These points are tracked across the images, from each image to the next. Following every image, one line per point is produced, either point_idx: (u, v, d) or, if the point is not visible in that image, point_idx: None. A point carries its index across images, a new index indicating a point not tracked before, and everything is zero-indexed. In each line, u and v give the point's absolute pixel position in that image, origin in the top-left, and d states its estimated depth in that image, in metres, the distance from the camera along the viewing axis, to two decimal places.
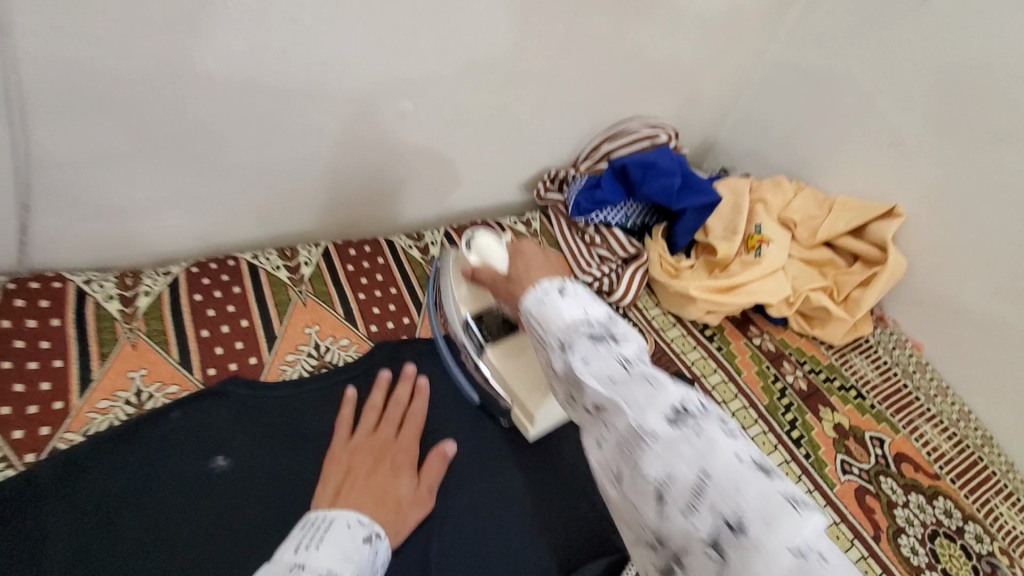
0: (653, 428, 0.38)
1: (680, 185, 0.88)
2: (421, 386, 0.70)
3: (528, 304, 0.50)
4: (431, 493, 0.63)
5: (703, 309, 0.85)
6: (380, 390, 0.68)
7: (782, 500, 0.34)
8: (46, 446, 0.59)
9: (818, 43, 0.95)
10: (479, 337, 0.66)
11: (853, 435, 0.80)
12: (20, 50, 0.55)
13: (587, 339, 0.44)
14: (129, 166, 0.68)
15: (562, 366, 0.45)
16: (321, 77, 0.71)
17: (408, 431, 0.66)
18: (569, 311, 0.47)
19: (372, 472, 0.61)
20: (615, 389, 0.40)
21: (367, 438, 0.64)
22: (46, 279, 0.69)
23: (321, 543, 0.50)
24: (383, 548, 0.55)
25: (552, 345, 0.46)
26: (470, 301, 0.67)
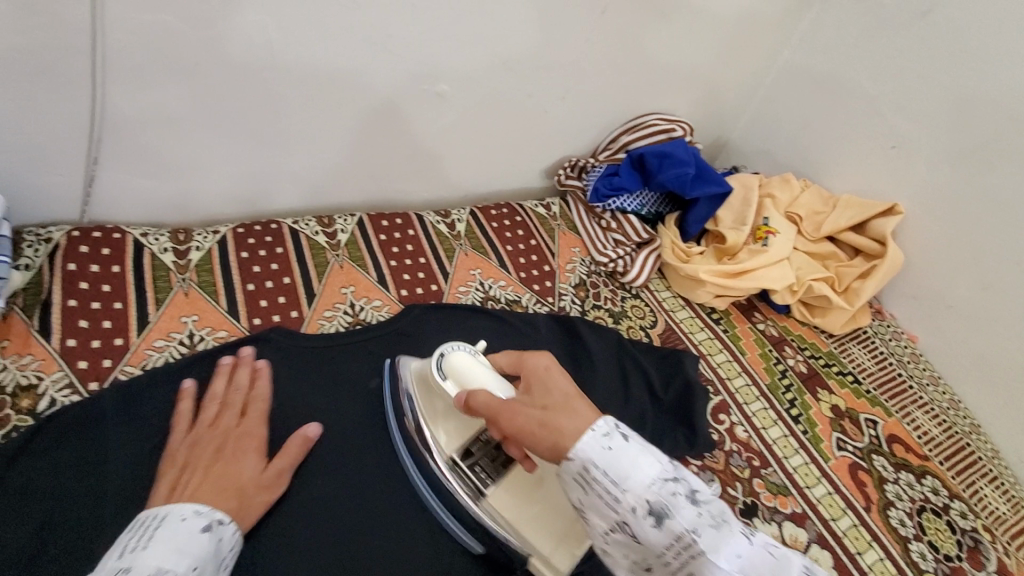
0: None
1: (694, 176, 0.94)
2: (262, 370, 0.67)
3: (595, 459, 0.45)
4: (281, 477, 0.59)
5: (712, 292, 0.90)
6: (220, 378, 0.65)
7: None
8: (109, 376, 0.64)
9: (829, 50, 1.01)
10: (475, 483, 0.62)
11: (848, 416, 0.85)
12: (107, 13, 0.61)
13: (682, 502, 0.43)
14: (188, 129, 0.74)
15: (662, 536, 0.43)
16: (368, 57, 0.77)
17: (254, 416, 0.63)
18: (648, 468, 0.45)
19: (211, 466, 0.58)
20: (738, 567, 0.42)
21: (207, 431, 0.61)
22: (107, 230, 0.75)
23: (150, 543, 0.48)
24: (231, 534, 0.54)
25: (638, 510, 0.44)
26: (456, 432, 0.64)
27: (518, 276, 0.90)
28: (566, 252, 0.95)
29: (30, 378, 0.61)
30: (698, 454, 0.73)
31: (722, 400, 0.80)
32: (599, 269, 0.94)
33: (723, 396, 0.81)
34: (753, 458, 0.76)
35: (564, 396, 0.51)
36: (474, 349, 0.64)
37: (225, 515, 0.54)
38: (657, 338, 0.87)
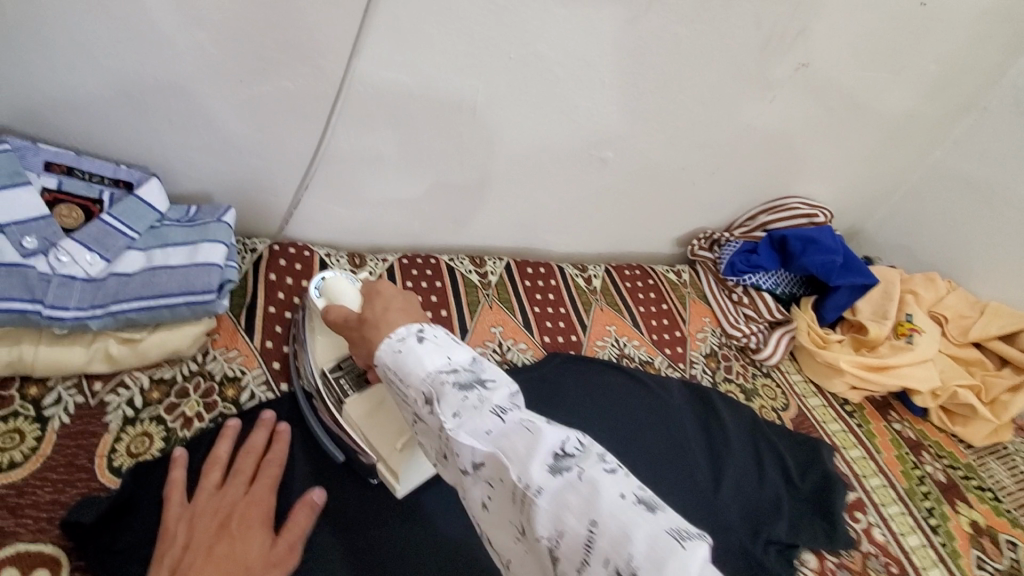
0: (538, 482, 0.40)
1: (840, 264, 0.94)
2: (280, 433, 0.63)
3: (386, 356, 0.50)
4: (292, 552, 0.55)
5: (849, 382, 0.89)
6: (224, 441, 0.61)
7: (657, 534, 0.37)
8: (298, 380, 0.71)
9: (986, 156, 1.00)
10: (337, 393, 0.66)
11: (988, 534, 0.80)
12: (357, 68, 0.71)
13: (454, 390, 0.45)
14: (386, 167, 0.83)
15: (435, 421, 0.46)
16: (552, 123, 0.85)
17: (262, 483, 0.59)
18: (431, 360, 0.48)
19: (215, 543, 0.51)
20: (495, 442, 0.42)
21: (210, 499, 0.56)
22: (298, 246, 0.84)
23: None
24: None
25: (419, 399, 0.47)
26: (328, 353, 0.69)
27: (651, 338, 0.92)
28: (697, 320, 0.97)
29: (235, 370, 0.69)
30: (836, 550, 0.71)
31: (859, 497, 0.78)
32: (730, 342, 0.95)
33: (858, 493, 0.79)
34: (891, 564, 0.72)
35: (383, 310, 0.56)
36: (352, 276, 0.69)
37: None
38: (790, 423, 0.86)
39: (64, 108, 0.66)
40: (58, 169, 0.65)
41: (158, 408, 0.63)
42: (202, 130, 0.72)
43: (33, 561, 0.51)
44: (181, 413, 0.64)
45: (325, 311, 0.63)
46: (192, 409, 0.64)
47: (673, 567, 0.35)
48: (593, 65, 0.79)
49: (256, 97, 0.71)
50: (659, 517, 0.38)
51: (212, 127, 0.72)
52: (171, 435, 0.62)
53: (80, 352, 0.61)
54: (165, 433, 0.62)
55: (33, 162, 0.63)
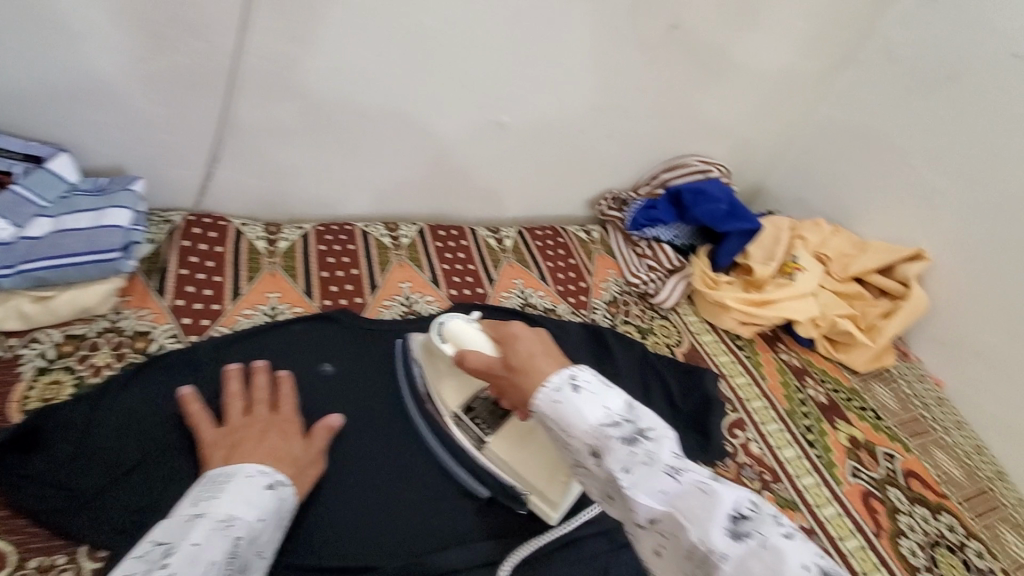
0: (716, 544, 0.41)
1: (726, 212, 1.01)
2: (283, 377, 0.69)
3: (543, 404, 0.54)
4: (319, 457, 0.65)
5: (737, 319, 0.96)
6: (235, 379, 0.68)
7: None
8: (207, 332, 0.77)
9: (861, 106, 1.08)
10: (477, 432, 0.70)
11: (865, 447, 0.86)
12: (248, 41, 0.77)
13: (621, 445, 0.49)
14: (291, 139, 0.89)
15: (604, 471, 0.50)
16: (445, 90, 0.91)
17: (288, 406, 0.67)
18: (591, 412, 0.51)
19: (248, 442, 0.61)
20: (670, 501, 0.45)
21: (245, 418, 0.64)
22: (214, 218, 0.90)
23: (222, 493, 0.53)
24: (289, 496, 0.58)
25: (584, 450, 0.51)
26: (458, 393, 0.72)
27: (556, 289, 0.99)
28: (601, 272, 1.04)
29: (145, 325, 0.75)
30: (709, 460, 0.78)
31: (740, 417, 0.85)
32: (630, 290, 1.02)
33: (740, 414, 0.86)
34: (764, 473, 0.79)
35: (525, 354, 0.59)
36: (468, 316, 0.72)
37: (283, 477, 0.58)
38: (681, 356, 0.93)
39: None
40: None
41: (70, 359, 0.69)
42: (110, 107, 0.78)
43: None
44: (92, 363, 0.70)
45: (460, 358, 0.65)
46: (103, 359, 0.70)
47: None
48: (473, 31, 0.86)
49: (157, 73, 0.77)
50: None
51: (119, 103, 0.78)
52: (81, 381, 0.68)
53: None
54: (76, 380, 0.68)
55: None
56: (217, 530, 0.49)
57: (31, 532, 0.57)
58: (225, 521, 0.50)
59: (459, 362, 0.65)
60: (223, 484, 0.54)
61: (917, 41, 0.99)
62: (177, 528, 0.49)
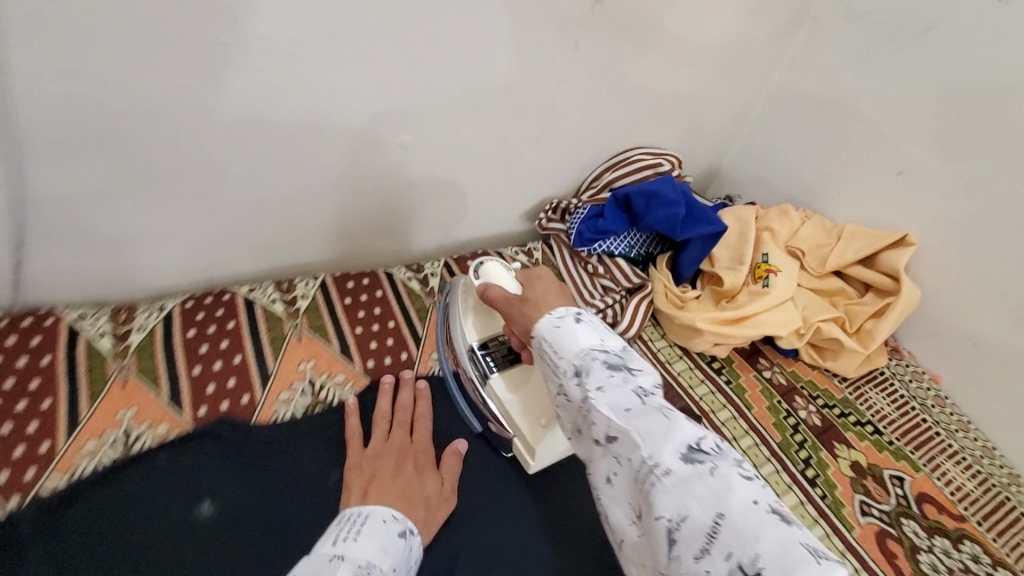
0: (668, 465, 0.41)
1: (684, 216, 0.86)
2: (420, 394, 0.74)
3: (543, 327, 0.55)
4: (453, 490, 0.67)
5: (711, 341, 0.83)
6: (385, 397, 0.72)
7: (798, 548, 0.36)
8: (32, 489, 0.57)
9: (820, 71, 0.93)
10: (484, 367, 0.71)
11: (871, 473, 0.76)
12: (14, 92, 0.55)
13: (602, 368, 0.49)
14: (126, 203, 0.68)
15: (579, 393, 0.50)
16: (318, 113, 0.71)
17: (421, 433, 0.70)
18: (583, 339, 0.52)
19: (394, 475, 0.64)
20: (631, 420, 0.45)
21: (382, 446, 0.67)
22: (41, 315, 0.68)
23: (360, 536, 0.53)
24: (416, 544, 0.59)
25: (567, 368, 0.51)
26: (479, 330, 0.74)
27: None
28: None
29: None
30: None
31: None
32: None
33: None
34: None
35: (543, 292, 0.61)
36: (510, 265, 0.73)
37: (414, 524, 0.60)
38: None
39: None
40: None
41: None
42: None
43: None
44: None
45: (484, 289, 0.68)
46: None
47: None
48: (340, 40, 0.65)
49: None
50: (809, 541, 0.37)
51: None
52: None
53: None
54: None
55: None
56: (359, 571, 0.48)
57: None
58: (364, 566, 0.49)
59: (482, 291, 0.69)
60: (362, 525, 0.55)
61: None
62: (323, 568, 0.48)
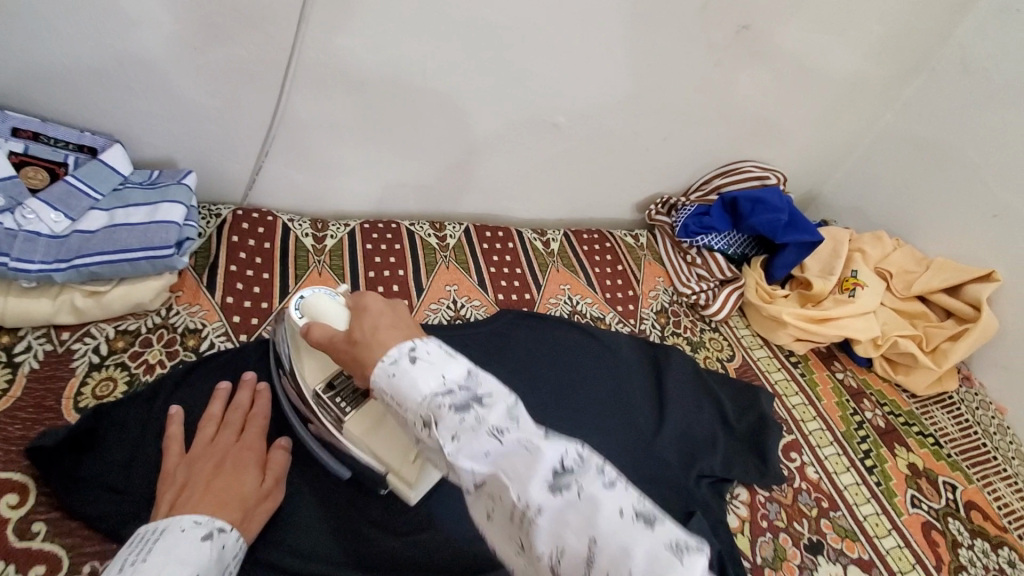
0: (536, 501, 0.39)
1: (787, 223, 0.97)
2: (260, 395, 0.67)
3: (379, 379, 0.48)
4: (279, 484, 0.61)
5: (792, 334, 0.93)
6: (218, 400, 0.65)
7: (662, 551, 0.36)
8: (256, 332, 0.76)
9: (933, 116, 1.02)
10: (336, 413, 0.63)
11: (926, 476, 0.83)
12: (307, 36, 0.75)
13: (451, 413, 0.44)
14: (344, 133, 0.87)
15: (433, 444, 0.45)
16: (502, 87, 0.88)
17: (252, 431, 0.63)
18: (425, 384, 0.46)
19: (210, 480, 0.56)
20: (493, 464, 0.42)
21: (206, 448, 0.60)
22: (262, 212, 0.88)
23: (150, 556, 0.46)
24: (233, 542, 0.52)
25: (419, 423, 0.45)
26: (319, 371, 0.65)
27: (604, 296, 0.96)
28: (650, 280, 1.01)
29: (196, 323, 0.74)
30: (767, 485, 0.75)
31: (795, 439, 0.82)
32: (680, 300, 0.99)
33: (795, 436, 0.82)
34: (822, 499, 0.76)
35: (373, 328, 0.53)
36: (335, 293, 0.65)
37: (227, 522, 0.53)
38: (733, 371, 0.90)
39: (24, 76, 0.70)
40: (24, 135, 0.70)
41: (123, 356, 0.68)
42: (165, 101, 0.76)
43: (3, 487, 0.55)
44: (144, 360, 0.69)
45: (308, 332, 0.59)
46: (155, 356, 0.69)
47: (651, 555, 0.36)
48: (536, 32, 0.83)
49: (213, 65, 0.74)
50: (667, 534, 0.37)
51: (173, 97, 0.76)
52: (134, 379, 0.67)
53: (47, 304, 0.66)
54: (128, 377, 0.67)
55: (2, 128, 0.69)
56: None
57: (85, 536, 0.55)
58: None
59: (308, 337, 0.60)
60: (155, 542, 0.48)
61: (1000, 48, 0.93)
62: None
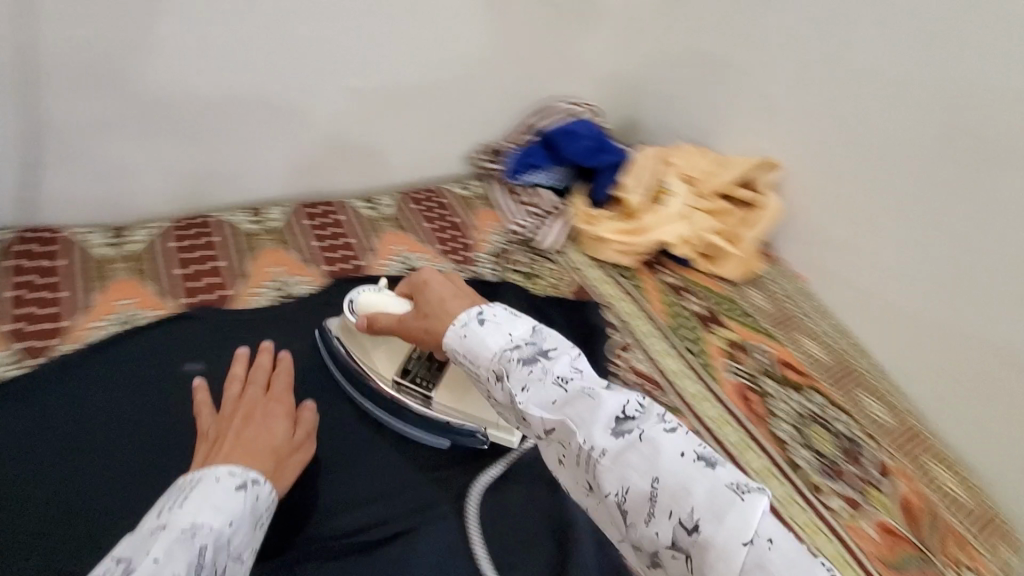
0: (601, 444, 0.46)
1: (595, 148, 1.08)
2: (281, 357, 0.69)
3: (452, 340, 0.59)
4: (307, 438, 0.65)
5: (615, 249, 1.01)
6: (240, 362, 0.67)
7: (723, 489, 0.42)
8: (49, 352, 0.71)
9: (702, 28, 1.12)
10: (420, 390, 0.72)
11: (741, 347, 0.92)
12: (43, 32, 0.74)
13: (520, 365, 0.52)
14: (121, 130, 0.84)
15: (506, 393, 0.53)
16: (278, 56, 0.89)
17: (278, 386, 0.66)
18: (494, 341, 0.56)
19: (243, 430, 0.59)
20: (560, 411, 0.49)
21: (233, 406, 0.63)
22: (48, 231, 0.83)
23: (185, 501, 0.50)
24: (266, 494, 0.55)
25: (489, 376, 0.54)
26: (390, 360, 0.74)
27: (439, 248, 0.98)
28: (485, 226, 1.04)
29: None
30: None
31: (624, 340, 0.89)
32: (516, 238, 1.03)
33: (624, 337, 0.90)
34: (648, 384, 0.84)
35: (438, 299, 0.64)
36: (380, 285, 0.76)
37: (258, 474, 0.55)
38: (571, 293, 0.95)
39: None
40: None
41: None
42: None
43: None
44: None
45: (371, 322, 0.71)
46: None
47: (707, 492, 0.42)
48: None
49: None
50: (724, 474, 0.43)
51: None
52: None
53: None
54: None
55: None
56: (177, 542, 0.46)
57: None
58: (187, 530, 0.47)
59: (371, 326, 0.72)
60: (192, 490, 0.51)
61: None
62: (141, 544, 0.46)
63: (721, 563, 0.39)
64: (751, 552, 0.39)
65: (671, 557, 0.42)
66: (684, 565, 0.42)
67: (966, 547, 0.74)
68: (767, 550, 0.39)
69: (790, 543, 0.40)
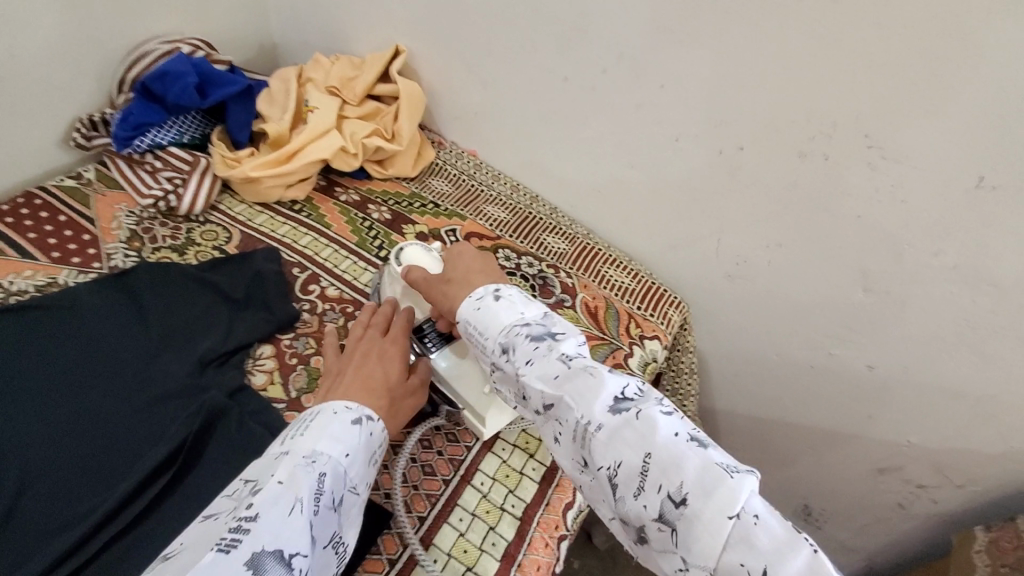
0: (599, 420, 0.51)
1: (207, 84, 0.93)
2: (403, 313, 0.74)
3: (467, 312, 0.64)
4: (422, 385, 0.69)
5: (274, 184, 0.93)
6: (367, 310, 0.75)
7: (714, 467, 0.46)
8: None
9: None
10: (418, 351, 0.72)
11: (433, 235, 0.94)
12: None
13: (528, 341, 0.58)
14: None
15: (511, 366, 0.59)
16: None
17: (397, 326, 0.72)
18: (507, 316, 0.62)
19: (360, 366, 0.66)
20: (561, 387, 0.54)
21: (355, 343, 0.70)
22: None
23: (307, 429, 0.55)
24: (378, 431, 0.60)
25: (494, 348, 0.61)
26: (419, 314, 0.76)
27: (49, 257, 0.81)
28: (106, 211, 0.88)
29: None
30: (281, 329, 0.79)
31: (310, 273, 0.85)
32: (151, 212, 0.89)
33: (311, 270, 0.86)
34: (346, 306, 0.82)
35: (469, 269, 0.69)
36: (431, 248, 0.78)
37: (371, 412, 0.60)
38: (235, 250, 0.87)
39: None
40: None
41: None
42: None
43: None
44: None
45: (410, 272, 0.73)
46: None
47: (695, 469, 0.46)
48: None
49: None
50: (715, 457, 0.47)
51: None
52: None
53: None
54: None
55: None
56: (301, 466, 0.51)
57: None
58: (309, 456, 0.52)
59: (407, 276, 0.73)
60: (311, 419, 0.57)
61: None
62: (269, 466, 0.52)
63: (707, 534, 0.44)
64: (736, 525, 0.44)
65: (656, 528, 0.47)
66: (668, 537, 0.47)
67: (636, 319, 0.92)
68: (753, 525, 0.43)
69: (774, 521, 0.43)
